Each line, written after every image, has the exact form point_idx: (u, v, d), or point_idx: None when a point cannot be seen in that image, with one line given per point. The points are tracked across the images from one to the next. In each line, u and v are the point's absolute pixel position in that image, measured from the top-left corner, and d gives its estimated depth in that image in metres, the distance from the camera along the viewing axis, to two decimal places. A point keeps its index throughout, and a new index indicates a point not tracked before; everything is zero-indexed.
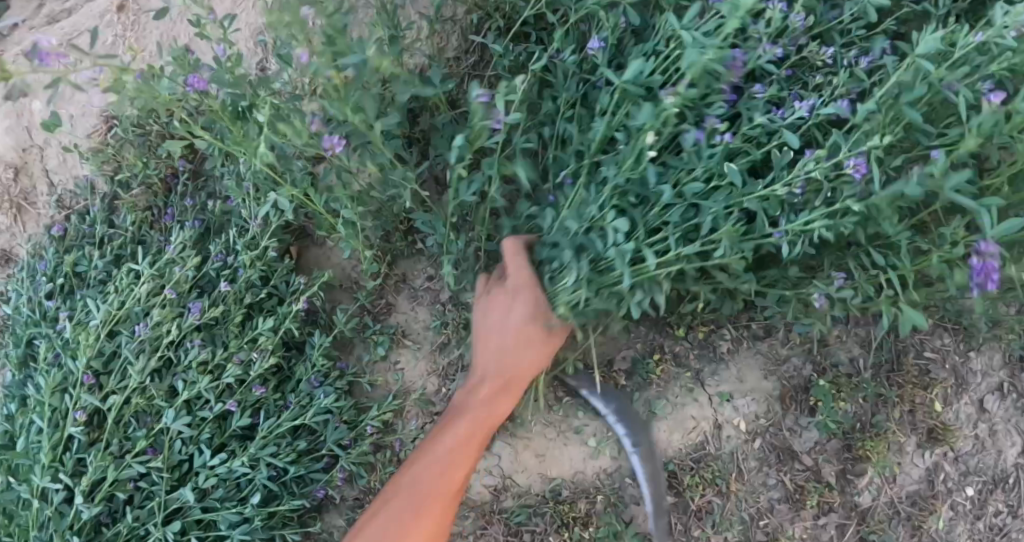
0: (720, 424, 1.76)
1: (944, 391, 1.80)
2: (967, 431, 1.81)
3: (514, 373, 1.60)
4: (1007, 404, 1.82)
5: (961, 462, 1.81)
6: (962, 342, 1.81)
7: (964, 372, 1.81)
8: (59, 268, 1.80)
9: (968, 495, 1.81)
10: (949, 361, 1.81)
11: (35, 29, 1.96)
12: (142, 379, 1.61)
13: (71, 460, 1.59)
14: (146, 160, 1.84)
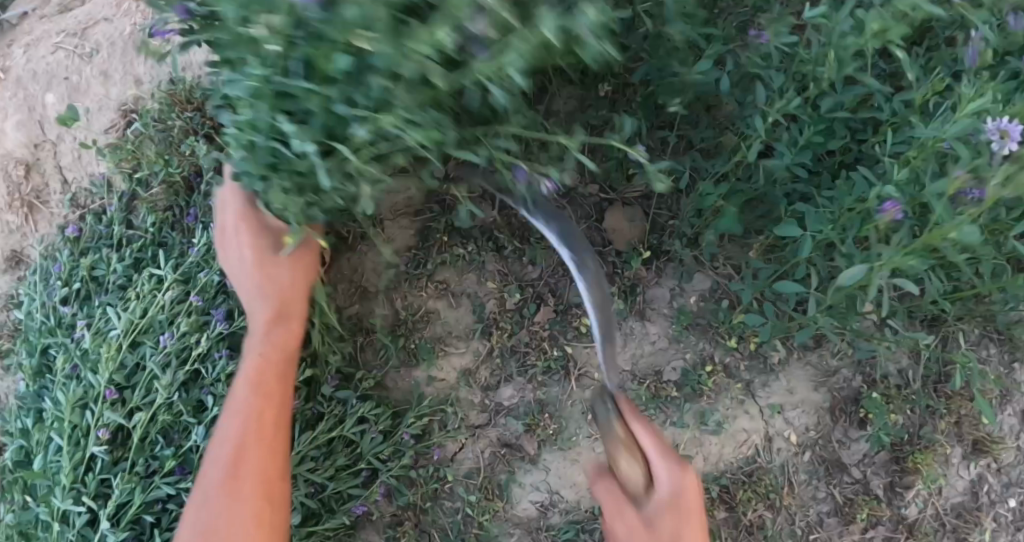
0: (771, 437, 1.72)
1: (989, 402, 1.78)
2: (1011, 443, 1.78)
3: (274, 305, 1.45)
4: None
5: (1005, 473, 1.79)
6: (1008, 353, 1.78)
7: (1007, 383, 1.79)
8: (74, 272, 1.70)
9: (1011, 507, 1.79)
10: (994, 371, 1.79)
11: (46, 19, 1.84)
12: (169, 394, 1.51)
13: (94, 481, 1.48)
14: (168, 158, 1.71)
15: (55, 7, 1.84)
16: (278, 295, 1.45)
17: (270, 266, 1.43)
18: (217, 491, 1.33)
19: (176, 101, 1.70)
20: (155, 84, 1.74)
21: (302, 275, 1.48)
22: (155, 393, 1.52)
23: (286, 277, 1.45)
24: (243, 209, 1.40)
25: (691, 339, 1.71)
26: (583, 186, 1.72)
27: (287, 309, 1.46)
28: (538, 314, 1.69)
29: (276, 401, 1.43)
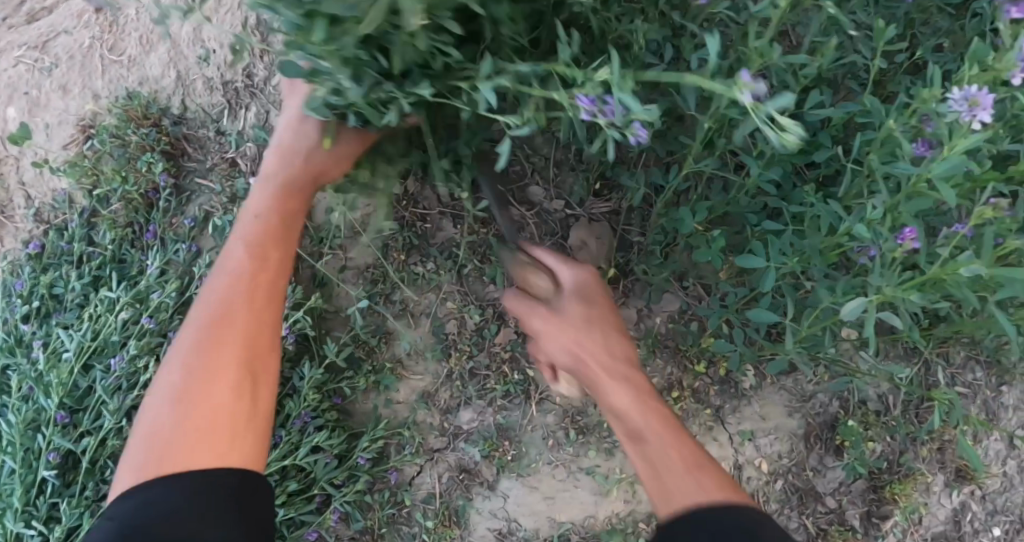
0: (740, 465, 1.66)
1: (974, 428, 1.71)
2: (997, 469, 1.72)
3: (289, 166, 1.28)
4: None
5: (988, 501, 1.74)
6: (995, 377, 1.71)
7: (992, 405, 1.73)
8: (34, 290, 1.68)
9: (993, 536, 1.75)
10: (981, 396, 1.72)
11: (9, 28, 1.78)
12: (118, 419, 1.48)
13: (44, 505, 1.44)
14: (125, 174, 1.67)
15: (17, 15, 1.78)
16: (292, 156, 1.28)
17: (299, 124, 1.28)
18: (194, 357, 1.14)
19: (132, 117, 1.67)
20: (113, 99, 1.71)
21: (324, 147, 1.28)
22: (108, 417, 1.47)
23: (310, 150, 1.27)
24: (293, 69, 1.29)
25: (657, 363, 1.65)
26: (548, 202, 1.67)
27: (303, 174, 1.29)
28: (499, 334, 1.64)
29: (274, 269, 1.24)
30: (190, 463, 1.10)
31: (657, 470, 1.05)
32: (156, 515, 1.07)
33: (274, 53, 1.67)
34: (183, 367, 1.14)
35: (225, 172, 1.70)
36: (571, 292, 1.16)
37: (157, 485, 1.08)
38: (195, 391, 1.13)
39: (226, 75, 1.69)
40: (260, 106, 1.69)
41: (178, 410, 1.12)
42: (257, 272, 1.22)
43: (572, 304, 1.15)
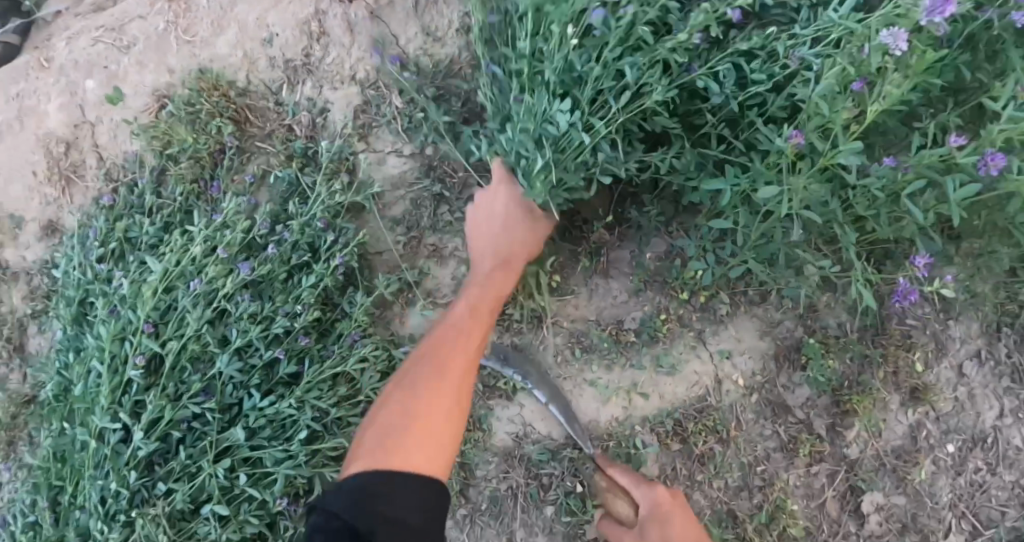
0: (720, 378, 1.90)
1: (925, 354, 2.00)
2: (947, 393, 2.01)
3: (500, 253, 1.76)
4: (985, 369, 2.02)
5: (941, 422, 2.01)
6: (942, 312, 2.01)
7: (943, 338, 2.01)
8: (110, 235, 1.94)
9: (949, 451, 2.00)
10: (930, 327, 2.00)
11: (79, 15, 2.12)
12: (198, 327, 1.70)
13: (130, 401, 1.69)
14: (197, 136, 1.95)
15: (87, 6, 2.13)
16: (501, 246, 1.76)
17: (511, 216, 1.76)
18: (417, 382, 1.47)
19: (204, 87, 1.96)
20: (185, 73, 2.00)
21: (529, 241, 1.78)
22: (191, 326, 1.70)
23: (521, 237, 1.77)
24: (507, 174, 1.77)
25: (647, 294, 1.93)
26: None
27: (509, 263, 1.76)
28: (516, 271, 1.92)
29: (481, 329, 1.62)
30: (405, 454, 1.36)
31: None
32: (374, 484, 1.30)
33: (330, 37, 1.98)
34: (411, 382, 1.47)
35: (283, 136, 1.99)
36: (641, 527, 1.63)
37: (371, 469, 1.32)
38: (425, 401, 1.43)
39: (287, 55, 1.99)
40: (314, 82, 2.00)
41: (409, 412, 1.42)
42: (474, 332, 1.61)
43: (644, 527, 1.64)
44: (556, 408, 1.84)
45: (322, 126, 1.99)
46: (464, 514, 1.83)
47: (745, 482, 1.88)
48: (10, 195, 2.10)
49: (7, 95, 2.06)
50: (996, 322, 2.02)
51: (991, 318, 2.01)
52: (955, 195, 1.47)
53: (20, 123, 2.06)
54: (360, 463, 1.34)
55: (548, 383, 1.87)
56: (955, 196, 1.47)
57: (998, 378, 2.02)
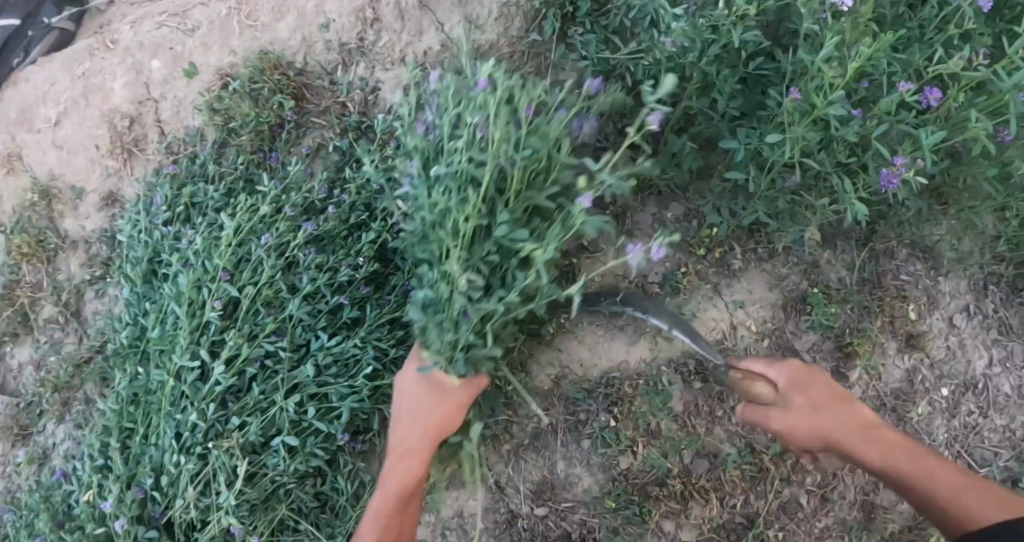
0: (735, 324, 2.12)
1: (918, 305, 2.27)
2: (940, 341, 2.28)
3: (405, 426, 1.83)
4: (974, 321, 2.32)
5: (935, 368, 2.27)
6: (931, 269, 2.29)
7: (934, 293, 2.29)
8: (176, 200, 2.13)
9: (943, 394, 2.27)
10: (922, 283, 2.28)
11: (135, 4, 2.32)
12: (272, 275, 1.94)
13: (209, 340, 1.91)
14: (258, 111, 2.14)
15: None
16: (407, 419, 1.85)
17: (409, 394, 1.85)
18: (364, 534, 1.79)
19: (266, 67, 2.14)
20: (247, 54, 2.17)
21: (433, 411, 1.83)
22: (266, 273, 1.94)
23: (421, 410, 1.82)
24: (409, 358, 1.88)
25: (669, 251, 2.13)
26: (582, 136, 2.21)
27: (419, 436, 1.82)
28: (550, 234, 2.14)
29: (403, 477, 1.79)
30: None
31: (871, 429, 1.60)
32: None
33: (383, 23, 2.16)
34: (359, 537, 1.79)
35: (337, 112, 2.17)
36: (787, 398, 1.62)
37: None
38: None
39: (341, 39, 2.17)
40: (367, 63, 2.18)
41: None
42: (398, 489, 1.79)
43: (795, 396, 1.61)
44: (688, 336, 1.90)
45: (374, 103, 2.18)
46: (509, 449, 2.02)
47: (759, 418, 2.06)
48: (73, 167, 2.26)
49: (74, 75, 2.23)
50: (984, 280, 2.32)
51: (977, 276, 2.31)
52: (926, 142, 1.70)
53: (86, 100, 2.22)
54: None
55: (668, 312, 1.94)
56: (927, 143, 1.70)
57: (986, 329, 2.32)
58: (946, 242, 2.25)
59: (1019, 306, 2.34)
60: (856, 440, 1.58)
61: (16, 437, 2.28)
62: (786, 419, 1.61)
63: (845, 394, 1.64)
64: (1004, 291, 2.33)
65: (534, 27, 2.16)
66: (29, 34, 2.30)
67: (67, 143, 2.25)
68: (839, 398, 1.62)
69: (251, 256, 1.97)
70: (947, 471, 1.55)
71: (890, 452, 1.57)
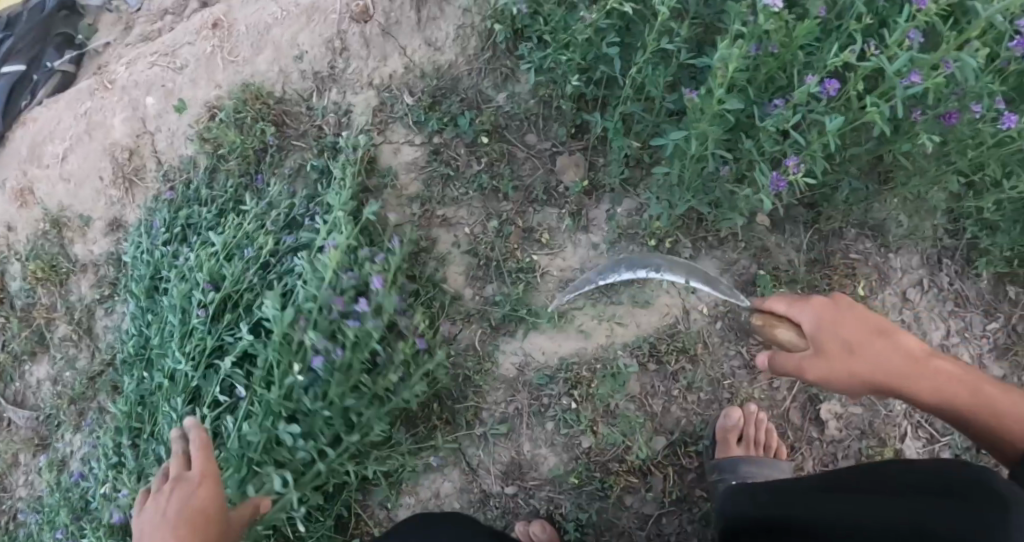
0: (687, 309, 2.23)
1: (870, 282, 2.39)
2: (894, 316, 2.41)
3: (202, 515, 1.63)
4: (929, 294, 2.45)
5: None
6: (881, 246, 2.41)
7: (886, 269, 2.42)
8: (174, 222, 2.36)
9: None
10: (873, 260, 2.40)
11: (128, 45, 2.59)
12: (250, 283, 2.19)
13: (195, 344, 2.14)
14: (244, 138, 2.36)
15: (133, 39, 2.61)
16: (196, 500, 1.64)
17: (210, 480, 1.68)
18: None
19: (248, 98, 2.36)
20: (231, 86, 2.39)
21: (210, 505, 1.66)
22: (244, 281, 2.18)
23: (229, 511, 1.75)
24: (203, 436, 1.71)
25: (622, 243, 2.30)
26: (540, 143, 2.38)
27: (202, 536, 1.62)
28: (512, 233, 2.32)
29: None
30: None
31: (915, 359, 1.59)
32: None
33: (351, 51, 2.36)
34: None
35: (315, 135, 2.38)
36: (816, 347, 1.60)
37: None
38: None
39: (315, 68, 2.37)
40: (339, 88, 2.37)
41: None
42: None
43: (825, 339, 1.59)
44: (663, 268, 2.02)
45: (346, 123, 2.37)
46: (479, 434, 2.20)
47: (713, 396, 2.20)
48: (80, 198, 2.49)
49: (77, 113, 2.47)
50: (937, 255, 2.46)
51: (930, 251, 2.45)
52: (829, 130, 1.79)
53: (90, 136, 2.46)
54: None
55: (683, 265, 2.05)
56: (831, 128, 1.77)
57: (942, 302, 2.46)
58: (894, 219, 2.38)
59: (975, 278, 2.47)
60: (899, 372, 1.59)
61: (37, 446, 2.49)
62: (820, 368, 1.60)
63: (881, 324, 1.62)
64: (958, 264, 2.46)
65: (491, 46, 2.35)
66: (34, 78, 2.57)
67: (73, 176, 2.48)
68: (877, 331, 1.61)
69: (229, 268, 2.19)
70: (1005, 396, 1.56)
71: (939, 380, 1.59)
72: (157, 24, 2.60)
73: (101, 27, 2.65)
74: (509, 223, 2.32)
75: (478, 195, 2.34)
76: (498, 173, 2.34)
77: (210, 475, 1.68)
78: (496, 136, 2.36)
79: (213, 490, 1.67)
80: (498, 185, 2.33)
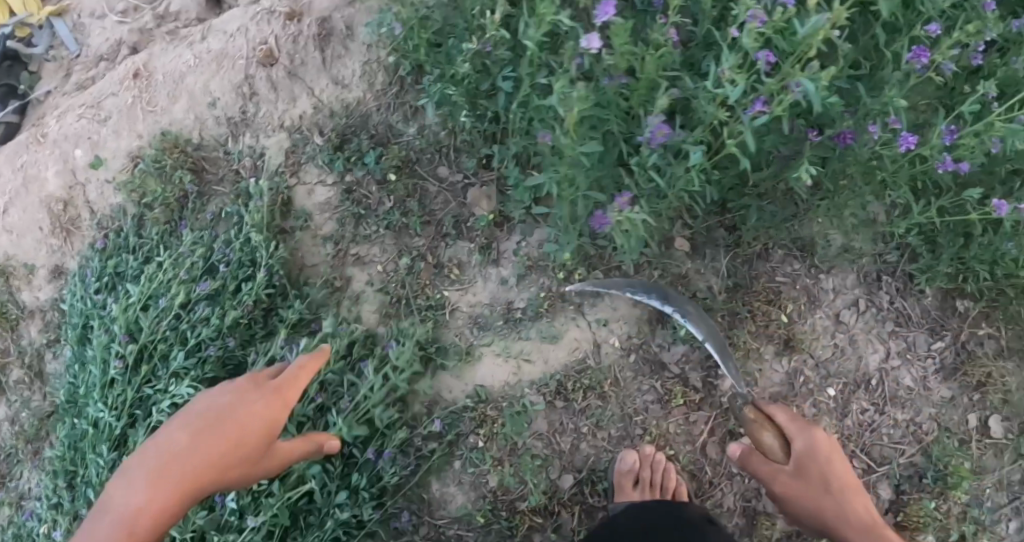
0: (598, 342, 2.19)
1: (798, 306, 2.29)
2: (825, 340, 2.30)
3: (279, 410, 1.70)
4: (867, 315, 2.33)
5: (822, 368, 2.29)
6: (811, 266, 2.29)
7: (816, 291, 2.30)
8: (103, 271, 2.44)
9: (831, 395, 2.29)
10: (801, 282, 2.29)
11: (65, 94, 2.67)
12: (163, 332, 2.25)
13: (116, 395, 2.23)
14: (165, 186, 2.42)
15: (70, 87, 2.68)
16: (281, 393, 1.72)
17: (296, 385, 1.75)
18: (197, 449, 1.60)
19: (167, 146, 2.41)
20: (151, 135, 2.44)
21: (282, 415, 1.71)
22: (159, 330, 2.25)
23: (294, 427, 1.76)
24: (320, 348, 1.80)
25: (533, 276, 2.25)
26: (451, 176, 2.35)
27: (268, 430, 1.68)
28: (423, 269, 2.32)
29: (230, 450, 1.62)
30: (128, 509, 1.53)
31: (871, 522, 1.83)
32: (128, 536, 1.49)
33: (261, 96, 2.39)
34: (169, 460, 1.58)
35: (233, 179, 2.42)
36: (799, 466, 1.90)
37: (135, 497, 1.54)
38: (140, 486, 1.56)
39: (228, 113, 2.41)
40: (253, 132, 2.41)
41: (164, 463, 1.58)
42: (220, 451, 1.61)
43: (805, 462, 1.90)
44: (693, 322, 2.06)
45: (261, 166, 2.40)
46: None
47: (626, 431, 2.17)
48: (23, 247, 2.60)
49: (16, 167, 2.57)
50: (875, 273, 2.33)
51: (867, 269, 2.32)
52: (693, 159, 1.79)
53: (28, 188, 2.55)
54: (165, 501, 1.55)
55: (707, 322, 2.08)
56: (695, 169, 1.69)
57: (882, 322, 2.33)
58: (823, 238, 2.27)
59: (917, 295, 2.34)
60: (851, 524, 1.84)
61: None
62: (792, 483, 1.90)
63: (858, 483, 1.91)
64: (899, 282, 2.33)
65: (397, 82, 2.34)
66: None
67: (15, 227, 2.58)
68: (848, 485, 1.90)
69: (145, 319, 2.26)
70: None
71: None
72: (91, 72, 2.67)
73: (43, 76, 2.75)
74: (421, 260, 2.32)
75: (390, 232, 2.34)
76: (408, 209, 2.34)
77: (278, 395, 1.71)
78: (406, 170, 2.35)
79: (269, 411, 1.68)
80: (408, 221, 2.33)
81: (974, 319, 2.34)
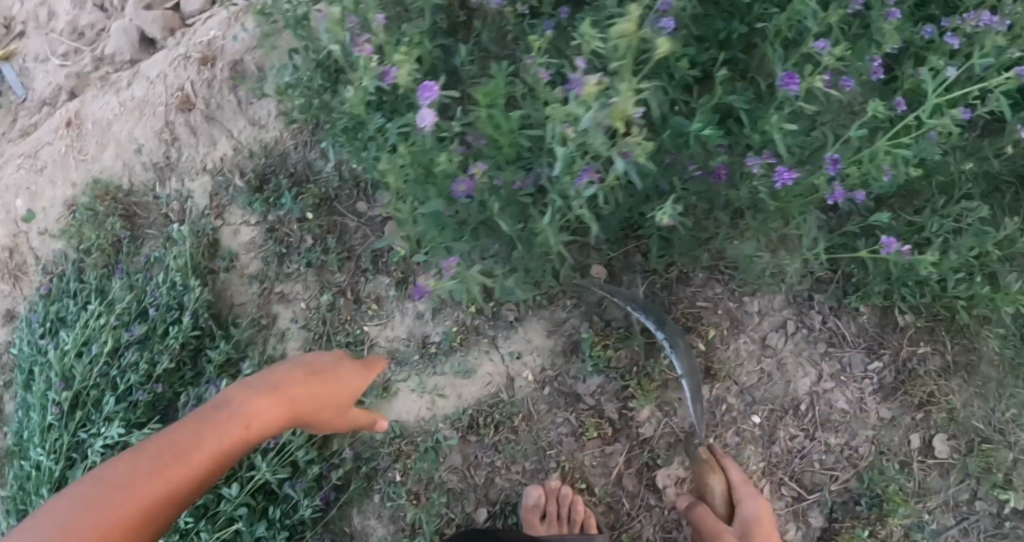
0: (511, 376, 2.19)
1: (719, 331, 2.24)
2: (750, 366, 2.24)
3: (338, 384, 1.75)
4: (797, 337, 2.25)
5: (746, 394, 2.25)
6: (733, 289, 2.23)
7: (740, 315, 2.24)
8: (45, 316, 2.51)
9: (756, 422, 2.25)
10: (723, 306, 2.24)
11: (12, 142, 2.76)
12: (94, 378, 2.32)
13: (51, 440, 2.30)
14: (98, 232, 2.48)
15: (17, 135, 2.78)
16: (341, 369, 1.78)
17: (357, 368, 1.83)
18: (272, 396, 1.62)
19: (98, 194, 2.47)
20: (84, 183, 2.52)
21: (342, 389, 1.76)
22: (90, 376, 2.31)
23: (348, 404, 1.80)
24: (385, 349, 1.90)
25: (448, 310, 2.22)
26: (369, 211, 2.35)
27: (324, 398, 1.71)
28: (343, 307, 2.34)
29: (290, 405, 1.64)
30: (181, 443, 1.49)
31: None
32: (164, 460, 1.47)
33: (183, 141, 2.43)
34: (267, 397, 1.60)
35: (162, 223, 2.48)
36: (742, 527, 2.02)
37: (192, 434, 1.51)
38: (244, 411, 1.57)
39: (155, 159, 2.47)
40: (178, 176, 2.46)
41: (246, 404, 1.58)
42: (282, 404, 1.62)
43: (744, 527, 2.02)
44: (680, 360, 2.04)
45: (187, 209, 2.45)
46: None
47: (541, 464, 2.18)
48: None
49: None
50: (805, 293, 2.25)
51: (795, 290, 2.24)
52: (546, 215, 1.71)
53: None
54: (228, 440, 1.53)
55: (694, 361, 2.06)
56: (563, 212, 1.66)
57: (814, 344, 2.25)
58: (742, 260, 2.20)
59: (851, 314, 2.25)
60: None
61: None
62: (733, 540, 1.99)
63: None
64: (831, 301, 2.24)
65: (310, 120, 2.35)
66: None
67: None
68: None
69: (78, 366, 2.33)
70: None
71: None
72: (35, 119, 2.76)
73: None
74: (341, 298, 2.34)
75: (312, 270, 2.37)
76: (327, 247, 2.35)
77: (343, 371, 1.78)
78: (325, 208, 2.36)
79: (299, 407, 1.66)
80: (327, 259, 2.34)
81: (915, 334, 2.23)
